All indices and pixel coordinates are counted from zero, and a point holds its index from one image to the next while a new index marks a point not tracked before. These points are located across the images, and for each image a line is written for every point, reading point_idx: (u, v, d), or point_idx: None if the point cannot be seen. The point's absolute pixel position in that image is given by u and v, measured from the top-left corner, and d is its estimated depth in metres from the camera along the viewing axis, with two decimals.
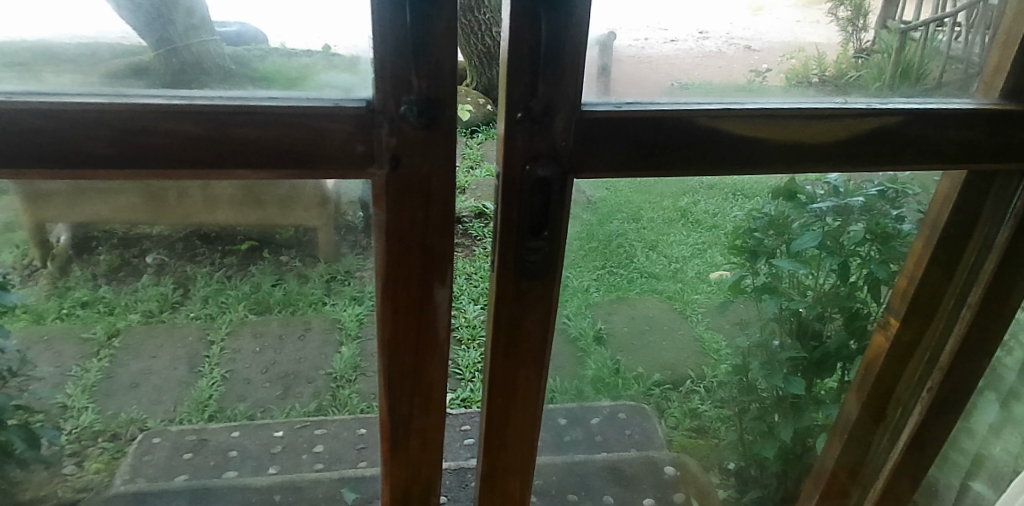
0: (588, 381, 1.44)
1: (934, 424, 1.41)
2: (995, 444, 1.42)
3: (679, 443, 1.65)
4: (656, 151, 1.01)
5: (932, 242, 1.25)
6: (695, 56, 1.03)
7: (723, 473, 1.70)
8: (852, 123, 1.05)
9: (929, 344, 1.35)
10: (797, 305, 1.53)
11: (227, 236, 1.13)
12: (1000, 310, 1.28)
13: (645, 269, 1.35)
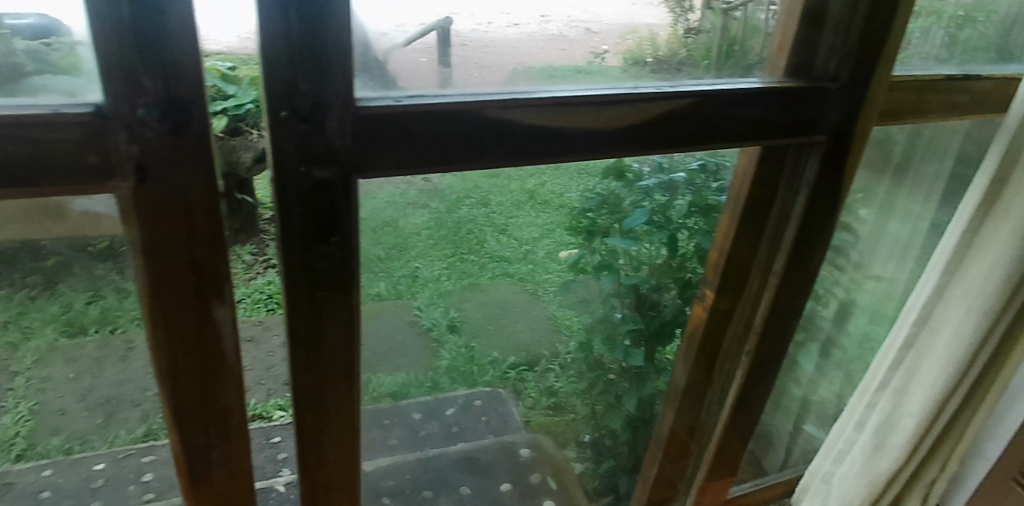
0: (444, 371, 1.31)
1: (740, 427, 1.15)
2: (821, 386, 1.45)
3: (536, 423, 1.50)
4: (448, 148, 0.70)
5: (738, 213, 0.99)
6: (538, 40, 0.78)
7: (579, 446, 1.54)
8: (636, 110, 0.78)
9: (744, 312, 1.07)
10: (632, 280, 1.39)
11: (25, 252, 0.80)
12: (802, 276, 1.03)
13: (496, 253, 1.17)
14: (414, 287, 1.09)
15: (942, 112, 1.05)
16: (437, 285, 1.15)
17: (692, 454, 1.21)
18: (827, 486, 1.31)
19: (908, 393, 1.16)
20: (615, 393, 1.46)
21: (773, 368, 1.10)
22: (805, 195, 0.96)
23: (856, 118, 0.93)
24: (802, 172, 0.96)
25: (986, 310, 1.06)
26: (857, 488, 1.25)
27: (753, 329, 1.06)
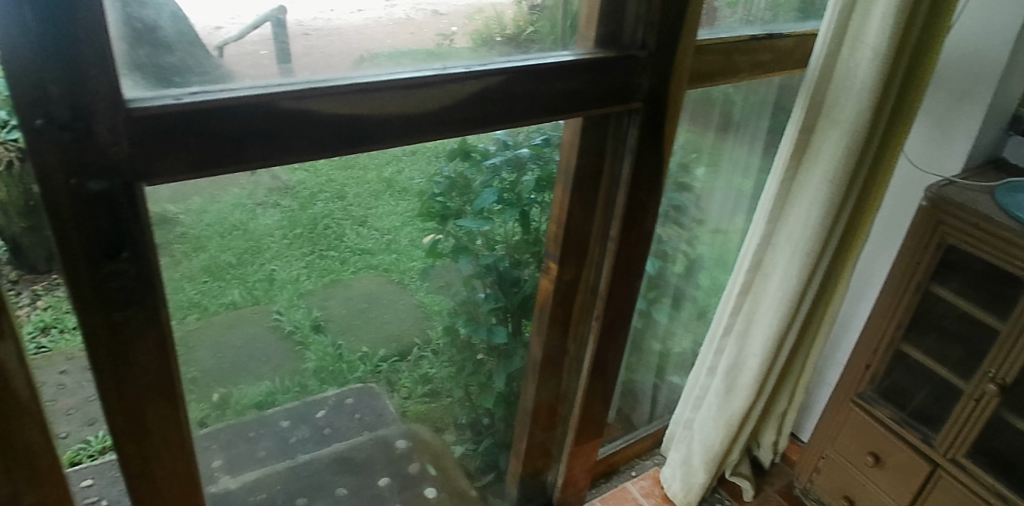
0: (311, 374, 1.18)
1: (599, 392, 1.19)
2: (676, 342, 1.52)
3: (414, 413, 1.42)
4: (246, 144, 0.67)
5: (568, 185, 1.02)
6: (386, 25, 0.76)
7: (458, 430, 1.50)
8: (445, 90, 0.78)
9: (588, 278, 1.11)
10: (489, 259, 1.34)
11: None
12: (637, 239, 1.07)
13: (356, 245, 1.09)
14: (271, 291, 1.03)
15: (750, 70, 1.11)
16: (295, 285, 1.06)
17: (560, 423, 1.25)
18: (688, 432, 1.35)
19: (750, 335, 1.22)
20: (482, 374, 1.44)
21: (621, 331, 1.15)
22: (628, 162, 1.00)
23: (668, 82, 0.97)
24: (624, 139, 1.00)
25: (807, 251, 1.12)
26: (715, 431, 1.30)
27: (598, 295, 1.10)
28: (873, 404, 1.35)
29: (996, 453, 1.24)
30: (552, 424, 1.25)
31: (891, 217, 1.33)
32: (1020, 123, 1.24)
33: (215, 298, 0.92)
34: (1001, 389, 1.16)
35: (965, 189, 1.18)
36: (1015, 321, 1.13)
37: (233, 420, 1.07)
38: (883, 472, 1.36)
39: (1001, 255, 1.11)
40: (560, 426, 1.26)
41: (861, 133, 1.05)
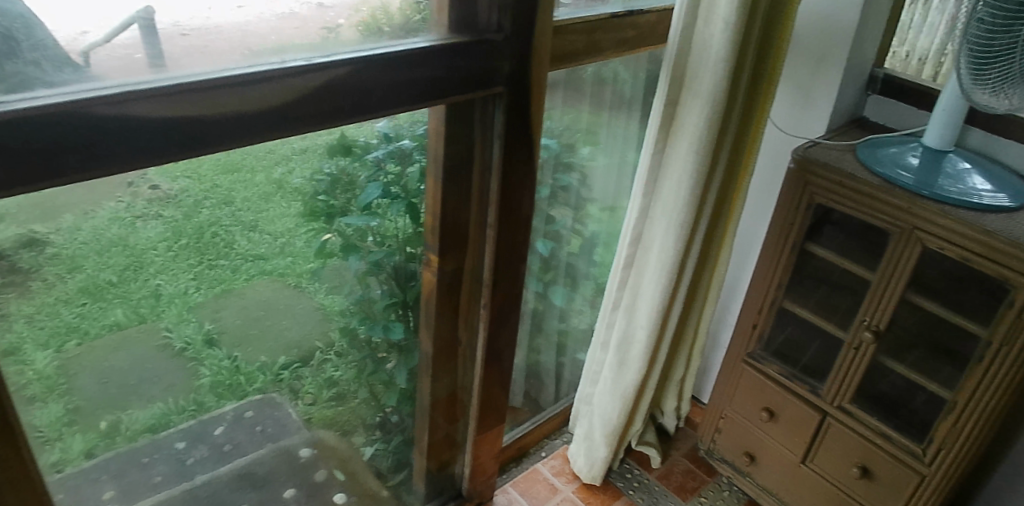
0: (207, 390, 0.99)
1: (496, 379, 1.22)
2: (574, 319, 1.53)
3: (320, 418, 1.19)
4: (62, 154, 0.63)
5: (438, 177, 1.02)
6: (269, 20, 0.75)
7: (368, 430, 1.28)
8: (287, 85, 0.75)
9: (471, 266, 1.11)
10: (378, 255, 1.11)
11: None
12: (517, 223, 1.08)
13: (247, 250, 0.94)
14: (156, 308, 0.88)
15: (616, 48, 1.13)
16: (186, 301, 0.91)
17: (459, 412, 1.30)
18: (590, 408, 1.41)
19: (637, 309, 1.27)
20: (381, 376, 1.22)
21: (509, 317, 1.16)
22: (499, 147, 1.01)
23: (528, 64, 0.97)
24: (491, 124, 1.00)
25: (682, 223, 1.16)
26: (613, 405, 1.35)
27: (484, 283, 1.11)
28: (763, 362, 1.41)
29: (878, 396, 1.32)
30: (453, 417, 1.31)
31: (763, 183, 1.40)
32: (875, 83, 1.31)
33: (96, 320, 0.83)
34: (877, 336, 1.24)
35: (830, 149, 1.24)
36: (885, 269, 1.20)
37: (123, 447, 0.93)
38: (777, 425, 1.43)
39: (870, 209, 1.18)
40: (461, 418, 1.31)
41: (721, 105, 1.08)
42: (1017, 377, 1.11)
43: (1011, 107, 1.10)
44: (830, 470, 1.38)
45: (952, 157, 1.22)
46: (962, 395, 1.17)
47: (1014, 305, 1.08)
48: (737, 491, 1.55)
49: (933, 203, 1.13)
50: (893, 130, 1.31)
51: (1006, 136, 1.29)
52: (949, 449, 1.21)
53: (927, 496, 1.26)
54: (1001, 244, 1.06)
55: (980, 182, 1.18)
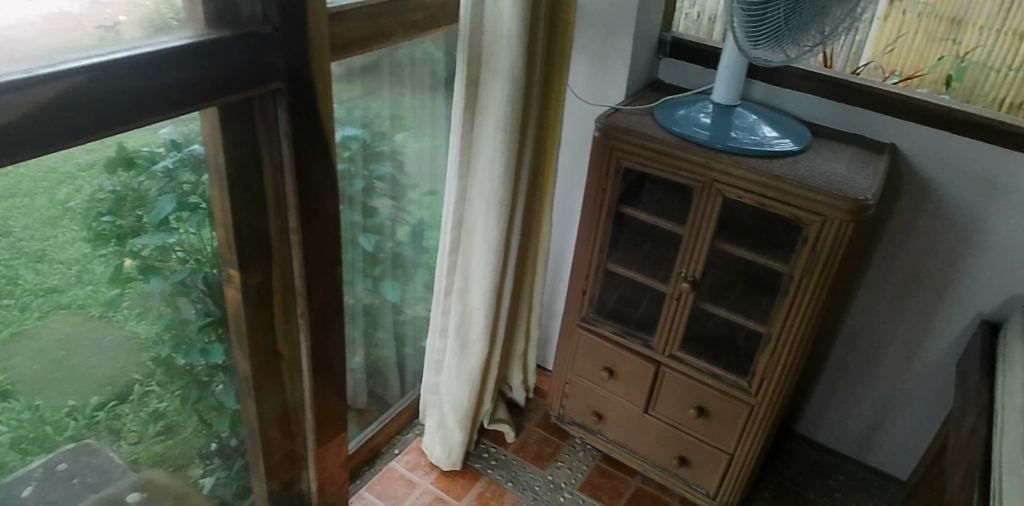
0: (7, 449, 0.85)
1: (328, 386, 1.19)
2: (410, 309, 1.51)
3: (149, 457, 1.07)
4: None
5: (223, 185, 0.93)
6: (35, 22, 0.69)
7: (204, 460, 1.18)
8: (4, 104, 0.64)
9: (277, 274, 1.05)
10: (183, 275, 0.99)
11: None
12: (323, 224, 1.04)
13: (36, 285, 0.81)
14: None
15: (405, 32, 1.09)
16: None
17: (296, 427, 1.23)
18: (437, 397, 1.39)
19: (470, 292, 1.26)
20: (210, 401, 1.12)
21: (331, 320, 1.13)
22: (289, 151, 0.94)
23: (304, 57, 0.91)
24: (275, 123, 0.93)
25: (499, 201, 1.15)
26: (460, 389, 1.35)
27: (297, 292, 1.06)
28: (596, 324, 1.45)
29: (706, 336, 1.39)
30: (291, 433, 1.24)
31: (571, 153, 1.43)
32: (665, 47, 1.37)
33: None
34: (693, 285, 1.31)
35: (629, 114, 1.28)
36: (693, 222, 1.27)
37: None
38: (617, 382, 1.48)
39: (672, 168, 1.24)
40: (299, 434, 1.24)
41: (520, 81, 1.07)
42: (816, 303, 1.23)
43: (786, 58, 1.19)
44: (670, 415, 1.46)
45: (739, 112, 1.30)
46: (774, 326, 1.28)
47: (807, 239, 1.19)
48: (591, 448, 1.61)
49: (726, 155, 1.20)
50: (685, 90, 1.39)
51: (783, 85, 1.41)
52: (770, 377, 1.32)
53: (757, 423, 1.37)
54: (790, 186, 1.15)
55: (768, 131, 1.28)
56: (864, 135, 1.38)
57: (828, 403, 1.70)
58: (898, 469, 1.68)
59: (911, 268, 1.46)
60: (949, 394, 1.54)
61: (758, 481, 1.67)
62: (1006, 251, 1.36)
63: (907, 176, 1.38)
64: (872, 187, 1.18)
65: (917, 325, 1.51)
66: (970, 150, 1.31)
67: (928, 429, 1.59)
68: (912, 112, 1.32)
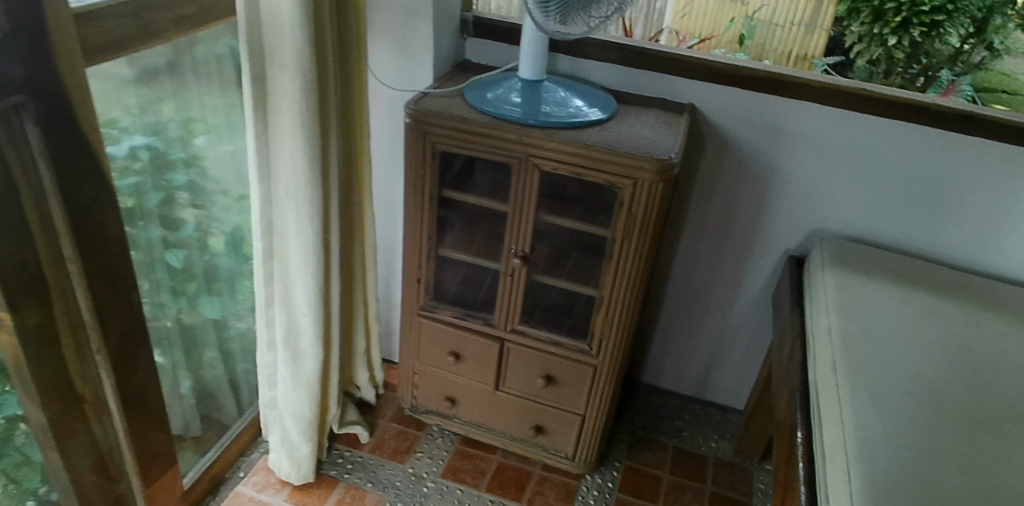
0: None
1: (144, 419, 1.13)
2: (235, 322, 1.44)
3: None
4: None
5: None
6: None
7: None
8: None
9: (62, 311, 0.94)
10: None
11: None
12: (106, 249, 0.96)
13: None
14: None
15: (176, 28, 1.02)
16: None
17: (117, 472, 1.12)
18: (277, 412, 1.39)
19: (292, 298, 1.25)
20: (14, 456, 1.00)
21: (136, 356, 1.07)
22: (50, 175, 0.84)
23: (52, 65, 0.81)
24: (26, 141, 0.82)
25: (310, 202, 1.14)
26: (298, 400, 1.36)
27: (88, 325, 0.97)
28: (436, 311, 1.44)
29: (544, 306, 1.42)
30: (114, 478, 1.13)
31: (384, 144, 1.41)
32: (467, 27, 1.38)
33: None
34: (524, 260, 1.33)
35: (439, 98, 1.27)
36: (515, 199, 1.28)
37: None
38: (465, 364, 1.49)
39: (486, 146, 1.24)
40: (122, 477, 1.14)
41: (312, 73, 1.04)
42: (640, 262, 1.29)
43: (587, 30, 1.24)
44: (521, 388, 1.49)
45: (547, 86, 1.33)
46: (604, 288, 1.33)
47: (623, 203, 1.23)
48: (449, 433, 1.62)
49: (538, 130, 1.22)
50: (493, 68, 1.40)
51: (586, 57, 1.46)
52: (607, 338, 1.38)
53: (602, 382, 1.43)
54: (600, 153, 1.19)
55: (577, 103, 1.31)
56: (665, 98, 1.46)
57: (666, 351, 1.81)
58: (734, 400, 1.82)
59: (722, 216, 1.58)
60: (768, 325, 1.69)
61: (613, 435, 1.74)
62: (798, 190, 1.50)
63: (706, 133, 1.48)
64: (675, 146, 1.25)
65: (734, 267, 1.63)
66: (758, 102, 1.42)
67: (754, 360, 1.74)
68: (704, 72, 1.40)
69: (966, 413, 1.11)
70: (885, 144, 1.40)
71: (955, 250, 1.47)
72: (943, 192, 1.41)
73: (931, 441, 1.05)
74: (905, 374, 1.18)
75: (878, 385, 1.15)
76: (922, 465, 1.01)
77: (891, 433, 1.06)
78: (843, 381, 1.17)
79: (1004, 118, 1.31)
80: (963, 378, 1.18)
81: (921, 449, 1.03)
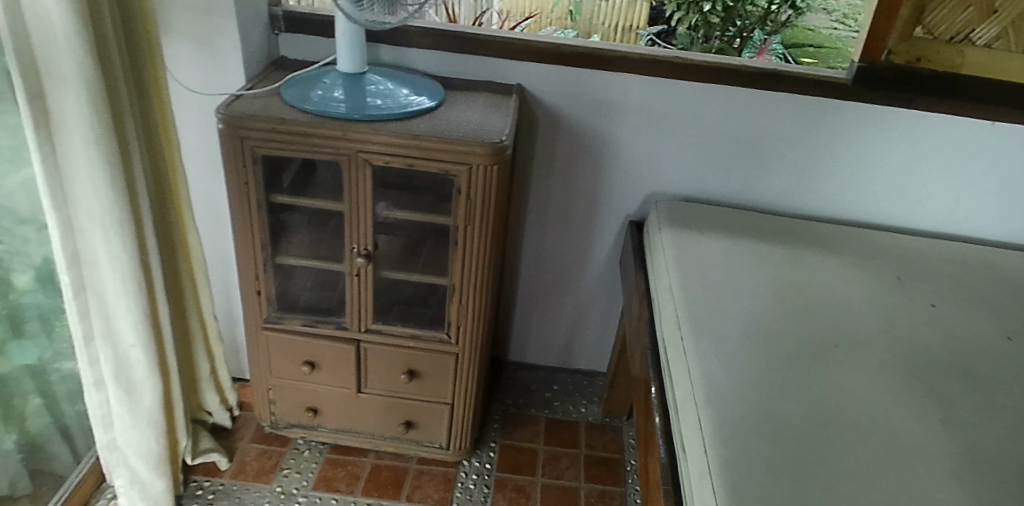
0: None
1: None
2: (56, 362, 1.32)
3: None
4: None
5: None
6: None
7: None
8: None
9: None
10: None
11: None
12: None
13: None
14: None
15: None
16: None
17: None
18: (120, 453, 1.28)
19: (117, 330, 1.15)
20: None
21: None
22: None
23: None
24: None
25: (118, 225, 1.05)
26: (142, 436, 1.27)
27: None
28: (282, 321, 1.39)
29: (396, 302, 1.40)
30: None
31: (205, 159, 1.39)
32: (278, 22, 1.34)
33: None
34: (368, 257, 1.30)
35: (252, 100, 1.22)
36: (349, 197, 1.24)
37: None
38: (322, 372, 1.45)
39: (310, 146, 1.19)
40: None
41: (98, 85, 0.95)
42: (485, 246, 1.28)
43: (396, 18, 1.20)
44: (382, 386, 1.47)
45: (369, 78, 1.31)
46: (455, 276, 1.32)
47: (461, 190, 1.22)
48: (317, 444, 1.58)
49: (363, 124, 1.19)
50: (312, 62, 1.38)
51: (407, 46, 1.43)
52: (465, 324, 1.38)
53: (466, 368, 1.43)
54: (430, 142, 1.17)
55: (408, 95, 1.28)
56: (493, 80, 1.46)
57: (528, 326, 1.84)
58: (598, 364, 1.90)
59: (563, 189, 1.62)
60: (618, 288, 1.76)
61: (485, 416, 1.76)
62: (630, 157, 1.56)
63: (538, 111, 1.50)
64: (506, 128, 1.25)
65: (580, 237, 1.69)
66: (582, 77, 1.46)
67: (610, 323, 1.81)
68: (527, 52, 1.42)
69: (798, 347, 1.18)
70: (701, 108, 1.49)
71: (774, 198, 1.60)
72: (757, 146, 1.53)
73: (771, 376, 1.11)
74: (743, 317, 1.24)
75: (720, 333, 1.20)
76: (764, 403, 1.05)
77: (735, 376, 1.10)
78: (688, 333, 1.20)
79: (800, 73, 1.43)
80: (793, 315, 1.26)
81: (764, 386, 1.08)
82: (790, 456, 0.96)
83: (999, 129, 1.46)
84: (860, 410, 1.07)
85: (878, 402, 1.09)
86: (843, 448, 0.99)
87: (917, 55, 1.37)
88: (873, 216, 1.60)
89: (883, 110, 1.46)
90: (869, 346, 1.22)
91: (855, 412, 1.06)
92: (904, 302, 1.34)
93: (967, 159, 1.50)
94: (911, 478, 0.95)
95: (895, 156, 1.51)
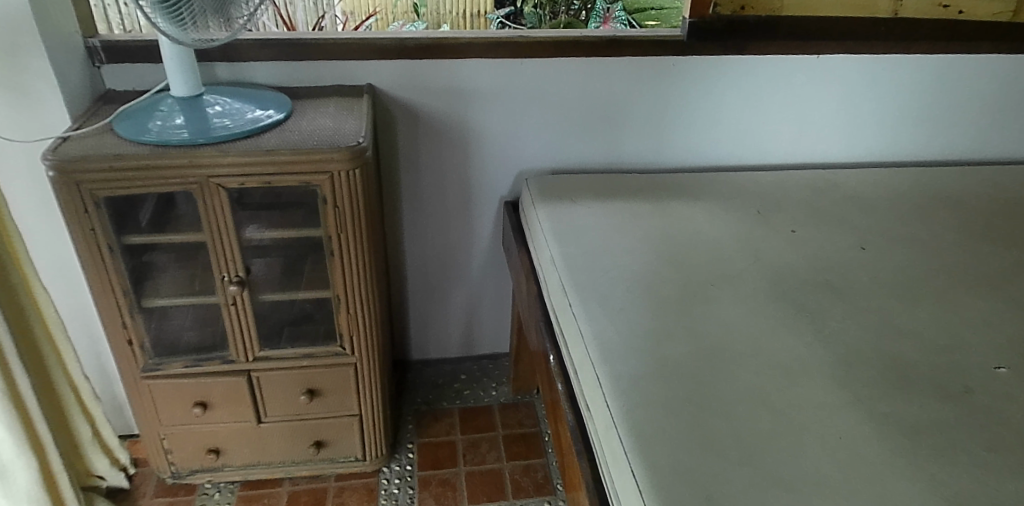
0: None
1: None
2: None
3: None
4: None
5: None
6: None
7: None
8: None
9: None
10: None
11: None
12: None
13: None
14: None
15: None
16: None
17: None
18: None
19: None
20: None
21: None
22: None
23: None
24: None
25: None
26: None
27: None
28: (162, 367, 1.32)
29: (282, 323, 1.36)
30: None
31: (42, 213, 1.29)
32: (98, 54, 1.26)
33: None
34: (241, 284, 1.25)
35: (82, 140, 1.14)
36: (209, 225, 1.19)
37: None
38: (215, 411, 1.39)
39: (155, 180, 1.13)
40: None
41: None
42: (363, 251, 1.26)
43: (231, 32, 1.15)
44: (284, 412, 1.43)
45: (208, 99, 1.25)
46: (338, 287, 1.30)
47: (326, 199, 1.19)
48: (226, 484, 1.52)
49: (210, 148, 1.14)
50: (144, 91, 1.30)
51: (244, 61, 1.38)
52: (357, 331, 1.35)
53: (367, 376, 1.41)
54: (283, 156, 1.14)
55: (255, 112, 1.24)
56: (342, 83, 1.44)
57: (425, 322, 1.84)
58: (500, 346, 1.93)
59: (435, 181, 1.62)
60: (505, 268, 1.79)
61: (398, 420, 1.75)
62: (493, 140, 1.59)
63: (394, 108, 1.49)
64: (361, 130, 1.23)
65: (459, 226, 1.70)
66: (431, 69, 1.46)
67: (503, 303, 1.84)
68: (371, 51, 1.41)
69: (676, 292, 1.25)
70: (551, 82, 1.53)
71: (636, 157, 1.68)
72: (610, 110, 1.59)
73: (656, 324, 1.16)
74: (622, 273, 1.29)
75: (605, 293, 1.24)
76: (654, 350, 1.10)
77: (624, 330, 1.15)
78: (575, 299, 1.24)
79: (638, 36, 1.49)
80: (668, 263, 1.33)
81: (652, 335, 1.14)
82: (686, 395, 1.01)
83: (820, 62, 1.59)
84: (742, 339, 1.14)
85: (755, 328, 1.17)
86: (732, 376, 1.05)
87: (742, 4, 1.47)
88: (727, 159, 1.71)
89: (718, 59, 1.55)
90: (741, 279, 1.30)
91: (736, 340, 1.13)
92: (764, 233, 1.45)
93: (798, 93, 1.63)
94: (795, 390, 1.03)
95: (736, 101, 1.62)
